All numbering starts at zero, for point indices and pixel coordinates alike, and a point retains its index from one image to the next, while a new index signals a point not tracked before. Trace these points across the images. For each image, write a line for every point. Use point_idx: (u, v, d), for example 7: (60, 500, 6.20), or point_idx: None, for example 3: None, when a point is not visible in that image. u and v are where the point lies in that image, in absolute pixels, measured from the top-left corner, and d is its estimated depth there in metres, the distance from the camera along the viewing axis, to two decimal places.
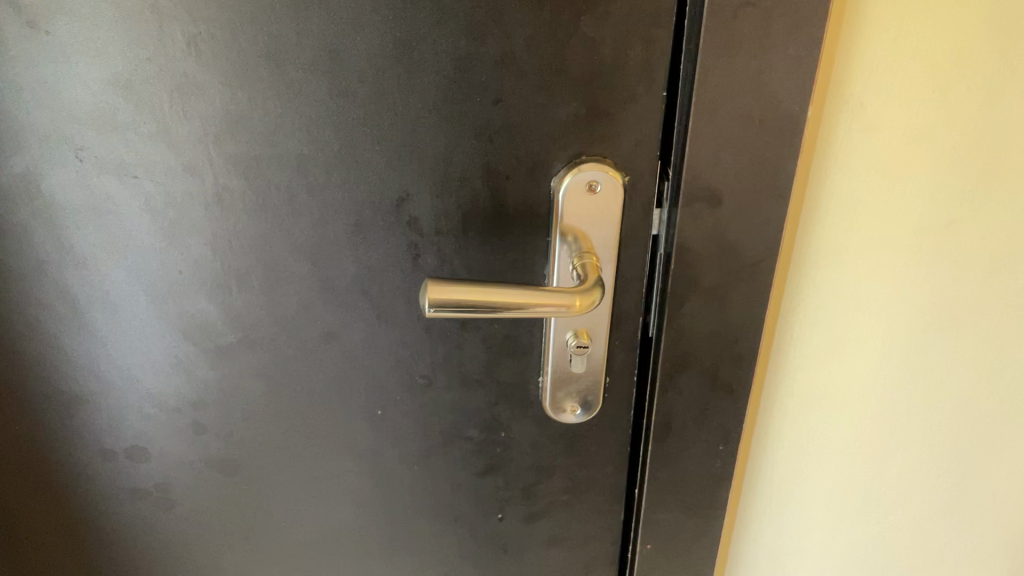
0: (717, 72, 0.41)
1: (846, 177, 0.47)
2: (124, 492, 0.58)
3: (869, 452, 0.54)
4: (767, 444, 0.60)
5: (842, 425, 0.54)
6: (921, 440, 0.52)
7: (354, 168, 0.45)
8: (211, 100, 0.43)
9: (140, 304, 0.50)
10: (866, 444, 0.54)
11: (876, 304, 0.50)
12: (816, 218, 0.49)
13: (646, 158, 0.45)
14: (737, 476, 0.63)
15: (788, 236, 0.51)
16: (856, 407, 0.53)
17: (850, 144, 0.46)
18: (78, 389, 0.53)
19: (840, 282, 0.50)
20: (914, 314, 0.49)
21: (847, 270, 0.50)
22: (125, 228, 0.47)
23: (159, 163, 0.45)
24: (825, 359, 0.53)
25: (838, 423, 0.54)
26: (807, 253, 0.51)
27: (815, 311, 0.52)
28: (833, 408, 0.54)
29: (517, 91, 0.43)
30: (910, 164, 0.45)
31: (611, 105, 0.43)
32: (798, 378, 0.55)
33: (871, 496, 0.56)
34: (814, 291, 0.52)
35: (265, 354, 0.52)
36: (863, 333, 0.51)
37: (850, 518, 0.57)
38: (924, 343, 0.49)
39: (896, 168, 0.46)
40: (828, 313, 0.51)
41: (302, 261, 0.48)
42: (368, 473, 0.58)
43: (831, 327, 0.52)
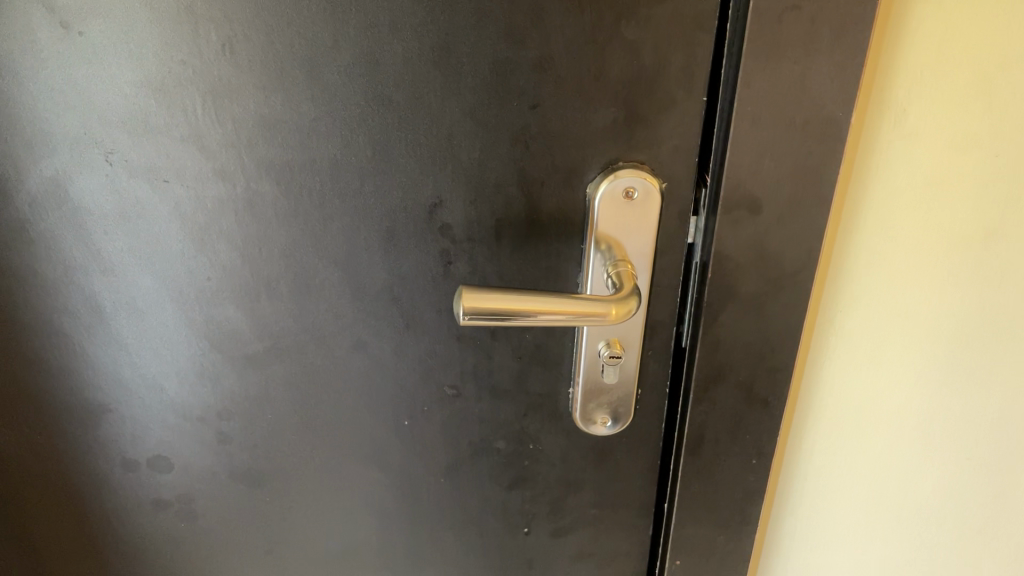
0: (759, 77, 0.41)
1: (885, 190, 0.46)
2: (145, 503, 0.57)
3: (911, 452, 0.54)
4: (796, 464, 0.58)
5: (880, 437, 0.54)
6: (963, 446, 0.52)
7: (387, 174, 0.44)
8: (244, 103, 0.42)
9: (166, 311, 0.49)
10: (909, 446, 0.54)
11: (922, 311, 0.49)
12: (854, 231, 0.48)
13: (684, 164, 0.44)
14: (764, 498, 0.61)
15: (826, 250, 0.49)
16: (900, 412, 0.52)
17: (890, 156, 0.45)
18: (101, 397, 0.52)
19: (879, 297, 0.49)
20: (950, 322, 0.49)
21: (887, 284, 0.48)
22: (154, 234, 0.46)
23: (190, 168, 0.44)
24: (863, 375, 0.52)
25: (875, 436, 0.54)
26: (841, 269, 0.49)
27: (852, 330, 0.51)
28: (870, 421, 0.53)
29: (555, 96, 0.42)
30: (951, 174, 0.45)
31: (650, 111, 0.43)
32: (835, 395, 0.53)
33: (907, 501, 0.56)
34: (852, 307, 0.50)
35: (293, 363, 0.51)
36: (907, 341, 0.50)
37: (890, 519, 0.57)
38: (969, 340, 0.49)
39: (938, 179, 0.45)
40: (866, 329, 0.50)
41: (332, 269, 0.47)
42: (393, 485, 0.57)
43: (869, 343, 0.51)
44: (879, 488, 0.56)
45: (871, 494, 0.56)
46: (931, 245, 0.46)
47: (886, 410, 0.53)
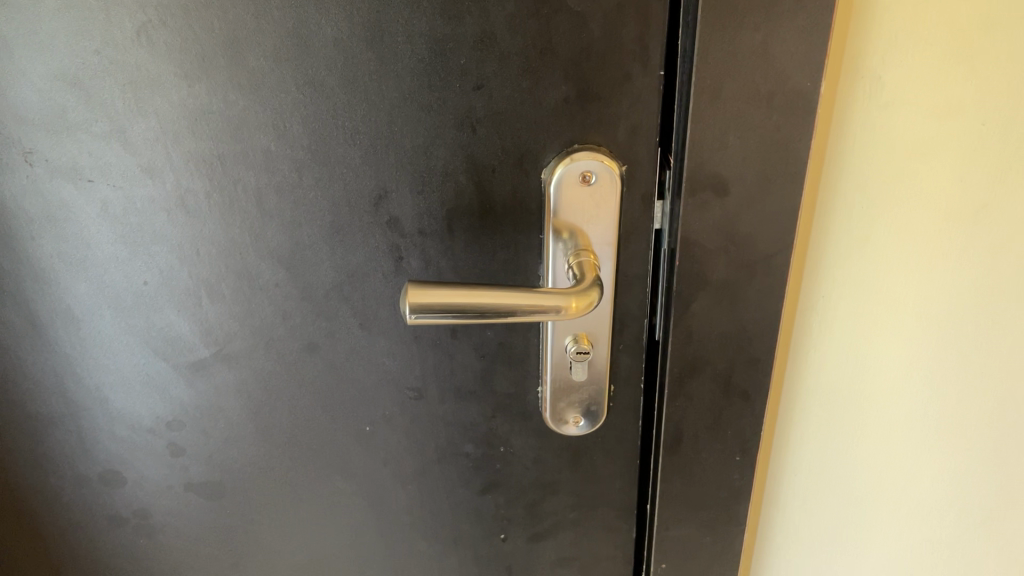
0: (719, 47, 0.37)
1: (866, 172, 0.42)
2: (101, 519, 0.55)
3: (902, 456, 0.49)
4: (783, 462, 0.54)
5: (868, 436, 0.50)
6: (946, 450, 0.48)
7: (326, 165, 0.41)
8: (167, 94, 0.39)
9: (104, 318, 0.46)
10: (901, 449, 0.49)
11: (908, 300, 0.44)
12: (834, 212, 0.44)
13: (645, 145, 0.41)
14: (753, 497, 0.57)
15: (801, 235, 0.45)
16: (885, 407, 0.48)
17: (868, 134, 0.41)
18: (46, 411, 0.50)
19: (860, 290, 0.45)
20: (943, 307, 0.44)
21: (871, 271, 0.44)
22: (83, 237, 0.43)
23: (115, 166, 0.41)
24: (848, 369, 0.48)
25: (864, 436, 0.50)
26: (817, 256, 0.46)
27: (835, 325, 0.47)
28: (855, 423, 0.50)
29: (500, 76, 0.39)
30: (933, 149, 0.41)
31: (604, 88, 0.40)
32: (819, 389, 0.50)
33: (898, 507, 0.51)
34: (832, 294, 0.46)
35: (243, 370, 0.48)
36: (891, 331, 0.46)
37: (882, 530, 0.53)
38: (954, 335, 0.45)
39: (923, 149, 0.41)
40: (849, 324, 0.47)
41: (276, 269, 0.45)
42: (359, 493, 0.54)
43: (852, 339, 0.47)
44: (872, 490, 0.51)
45: (862, 493, 0.52)
46: (915, 220, 0.42)
47: (872, 401, 0.48)
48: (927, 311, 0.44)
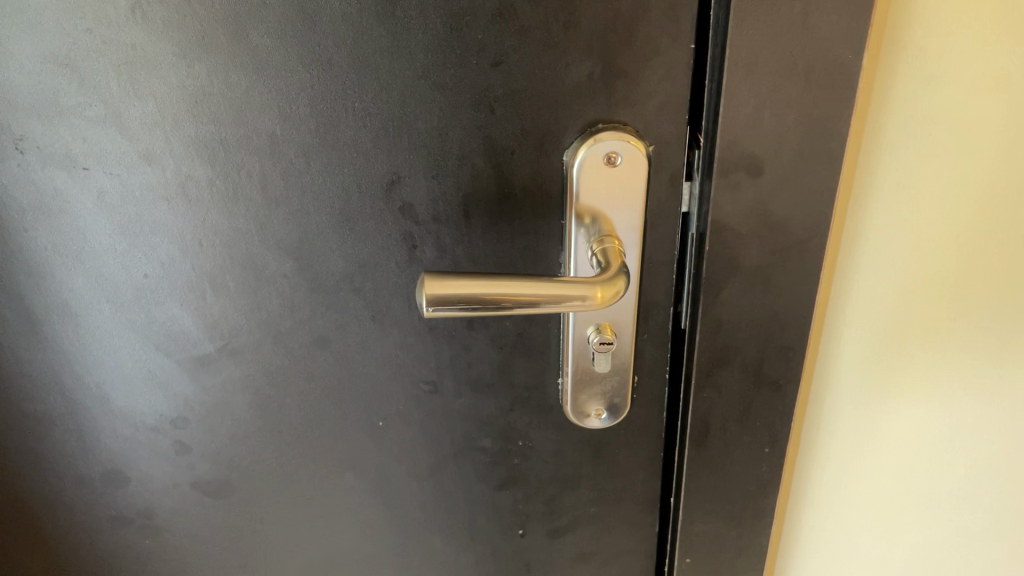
0: (755, 18, 0.35)
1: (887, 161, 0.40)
2: (104, 519, 0.53)
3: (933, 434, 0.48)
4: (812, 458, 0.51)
5: (897, 425, 0.48)
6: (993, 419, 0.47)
7: (335, 149, 0.39)
8: (165, 76, 0.37)
9: (103, 312, 0.44)
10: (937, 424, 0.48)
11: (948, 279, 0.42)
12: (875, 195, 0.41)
13: (673, 123, 0.39)
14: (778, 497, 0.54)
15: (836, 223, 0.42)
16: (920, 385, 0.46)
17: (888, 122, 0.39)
18: (44, 409, 0.48)
19: (884, 283, 0.43)
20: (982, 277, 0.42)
21: (910, 253, 0.42)
22: (79, 228, 0.41)
23: (111, 153, 0.39)
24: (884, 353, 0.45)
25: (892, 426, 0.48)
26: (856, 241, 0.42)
27: (869, 313, 0.44)
28: (883, 415, 0.48)
29: (521, 50, 0.37)
30: (977, 116, 0.38)
31: (630, 63, 0.37)
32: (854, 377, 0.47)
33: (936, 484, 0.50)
34: (866, 281, 0.43)
35: (250, 365, 0.46)
36: (936, 312, 0.43)
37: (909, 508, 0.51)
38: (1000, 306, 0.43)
39: (969, 119, 0.38)
40: (875, 318, 0.44)
41: (283, 259, 0.42)
42: (372, 490, 0.52)
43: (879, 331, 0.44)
44: (902, 476, 0.50)
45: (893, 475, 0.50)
46: (958, 195, 0.40)
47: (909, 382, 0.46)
48: (966, 284, 0.42)
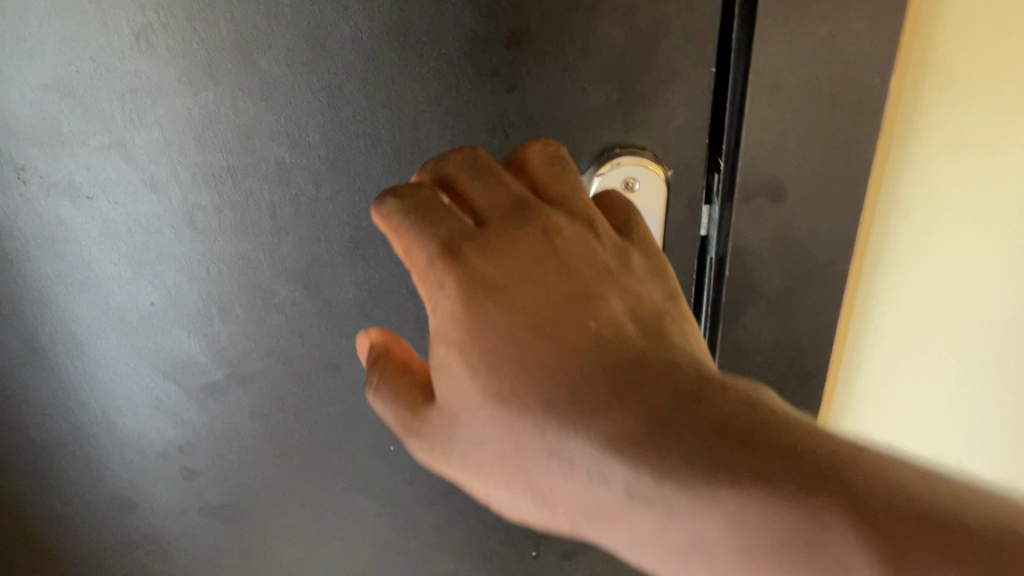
0: (779, 41, 0.34)
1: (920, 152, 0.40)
2: (111, 545, 0.52)
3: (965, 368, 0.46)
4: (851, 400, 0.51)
5: (919, 366, 0.47)
6: None
7: (346, 175, 0.38)
8: (171, 104, 0.36)
9: (108, 340, 0.43)
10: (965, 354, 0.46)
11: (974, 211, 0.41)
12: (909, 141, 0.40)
13: (693, 147, 0.38)
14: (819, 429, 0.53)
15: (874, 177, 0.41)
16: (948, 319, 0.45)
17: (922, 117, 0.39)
18: (50, 437, 0.47)
19: (915, 225, 0.42)
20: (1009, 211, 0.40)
21: (942, 185, 0.41)
22: (83, 256, 0.40)
23: (115, 181, 0.38)
24: (914, 287, 0.44)
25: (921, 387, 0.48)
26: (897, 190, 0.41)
27: (899, 248, 0.43)
28: (910, 356, 0.47)
29: (536, 75, 0.36)
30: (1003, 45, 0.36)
31: (649, 87, 0.36)
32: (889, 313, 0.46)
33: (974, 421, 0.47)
34: (905, 221, 0.42)
35: (259, 391, 0.45)
36: (964, 245, 0.42)
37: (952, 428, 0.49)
38: None
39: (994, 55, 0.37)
40: (912, 249, 0.43)
41: (293, 286, 0.41)
42: (383, 513, 0.51)
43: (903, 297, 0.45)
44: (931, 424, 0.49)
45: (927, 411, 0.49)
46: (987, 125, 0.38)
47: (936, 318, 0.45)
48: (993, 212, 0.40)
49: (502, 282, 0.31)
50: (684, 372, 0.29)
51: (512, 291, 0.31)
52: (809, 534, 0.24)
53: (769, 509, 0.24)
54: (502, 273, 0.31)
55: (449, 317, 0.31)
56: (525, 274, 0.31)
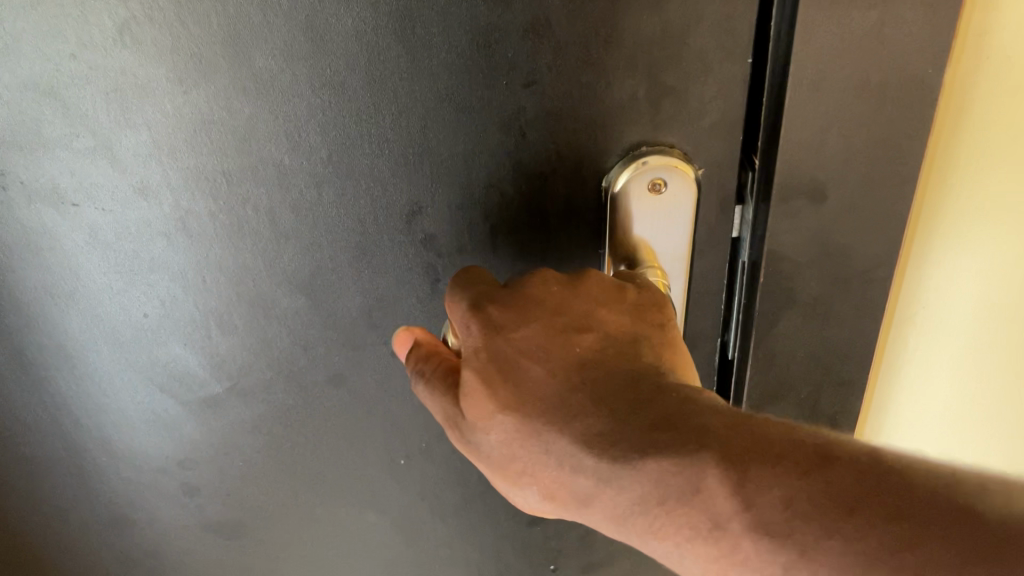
0: (823, 31, 0.31)
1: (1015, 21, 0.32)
2: (111, 561, 0.50)
3: None
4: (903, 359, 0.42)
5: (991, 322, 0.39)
6: None
7: (350, 178, 0.35)
8: (158, 104, 0.33)
9: (100, 353, 0.40)
10: None
11: None
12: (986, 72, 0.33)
13: (726, 145, 0.35)
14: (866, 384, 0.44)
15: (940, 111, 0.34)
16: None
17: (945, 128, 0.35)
18: (43, 452, 0.44)
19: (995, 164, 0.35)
20: None
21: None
22: (70, 266, 0.37)
23: (102, 187, 0.35)
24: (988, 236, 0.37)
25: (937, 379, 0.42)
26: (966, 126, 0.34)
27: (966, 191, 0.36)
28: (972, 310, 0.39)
29: (555, 69, 0.33)
30: None
31: (680, 81, 0.33)
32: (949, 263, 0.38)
33: None
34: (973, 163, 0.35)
35: (261, 404, 0.42)
36: None
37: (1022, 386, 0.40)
38: None
39: None
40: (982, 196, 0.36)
41: (295, 296, 0.39)
42: (394, 527, 0.48)
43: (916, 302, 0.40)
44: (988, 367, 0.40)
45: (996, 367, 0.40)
46: None
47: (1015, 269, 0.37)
48: None
49: (504, 326, 0.33)
50: (669, 403, 0.30)
51: (512, 331, 0.33)
52: (715, 512, 0.27)
53: (688, 493, 0.28)
54: (506, 316, 0.33)
55: (473, 357, 0.33)
56: (526, 314, 0.33)
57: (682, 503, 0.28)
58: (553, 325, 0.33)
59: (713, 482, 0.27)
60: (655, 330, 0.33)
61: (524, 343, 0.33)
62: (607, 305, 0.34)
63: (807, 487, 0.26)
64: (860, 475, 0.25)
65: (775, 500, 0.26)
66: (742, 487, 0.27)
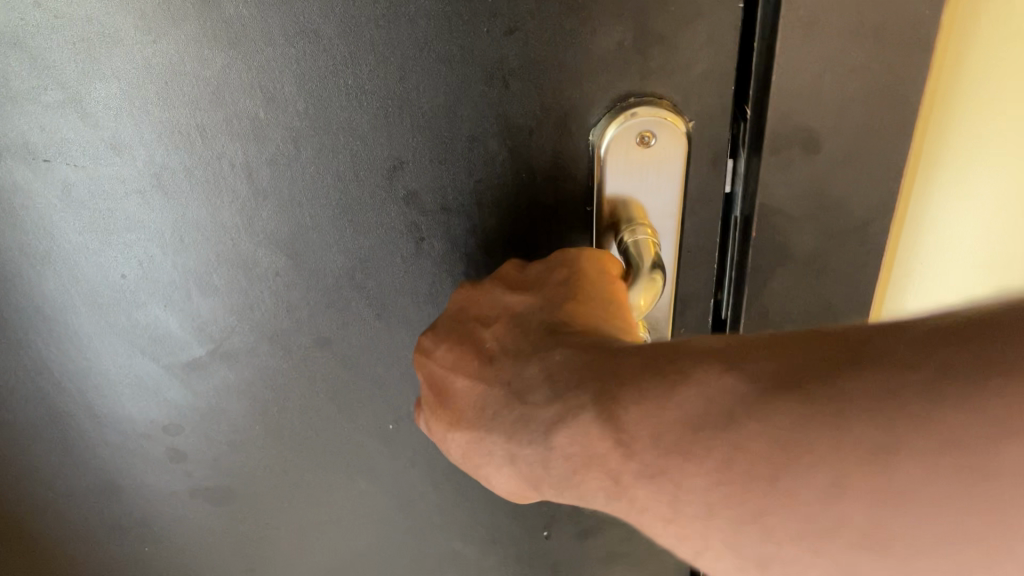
0: None
1: None
2: (101, 528, 0.49)
3: None
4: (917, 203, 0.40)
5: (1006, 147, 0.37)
6: None
7: (329, 132, 0.34)
8: (127, 54, 0.32)
9: (79, 315, 0.40)
10: None
11: None
12: None
13: (718, 96, 0.33)
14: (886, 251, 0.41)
15: None
16: None
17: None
18: (28, 418, 0.44)
19: None
20: None
21: None
22: (45, 225, 0.37)
23: (74, 142, 0.34)
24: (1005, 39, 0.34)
25: (966, 213, 0.39)
26: None
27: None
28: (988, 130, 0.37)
29: (538, 16, 0.31)
30: None
31: (669, 28, 0.32)
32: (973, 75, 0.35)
33: None
34: None
35: (245, 368, 0.42)
36: None
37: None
38: None
39: None
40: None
41: (276, 256, 0.38)
42: (385, 494, 0.48)
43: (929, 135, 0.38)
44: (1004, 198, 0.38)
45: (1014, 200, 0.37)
46: None
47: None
48: None
49: (429, 348, 0.34)
50: (551, 364, 0.29)
51: (434, 351, 0.34)
52: (613, 469, 0.27)
53: (589, 460, 0.27)
54: (430, 336, 0.34)
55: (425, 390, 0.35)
56: (442, 329, 0.34)
57: (590, 465, 0.27)
58: (464, 328, 0.33)
59: (597, 442, 0.27)
60: (556, 290, 0.32)
61: (444, 356, 0.33)
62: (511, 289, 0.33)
63: (675, 416, 0.25)
64: (710, 398, 0.24)
65: (649, 441, 0.25)
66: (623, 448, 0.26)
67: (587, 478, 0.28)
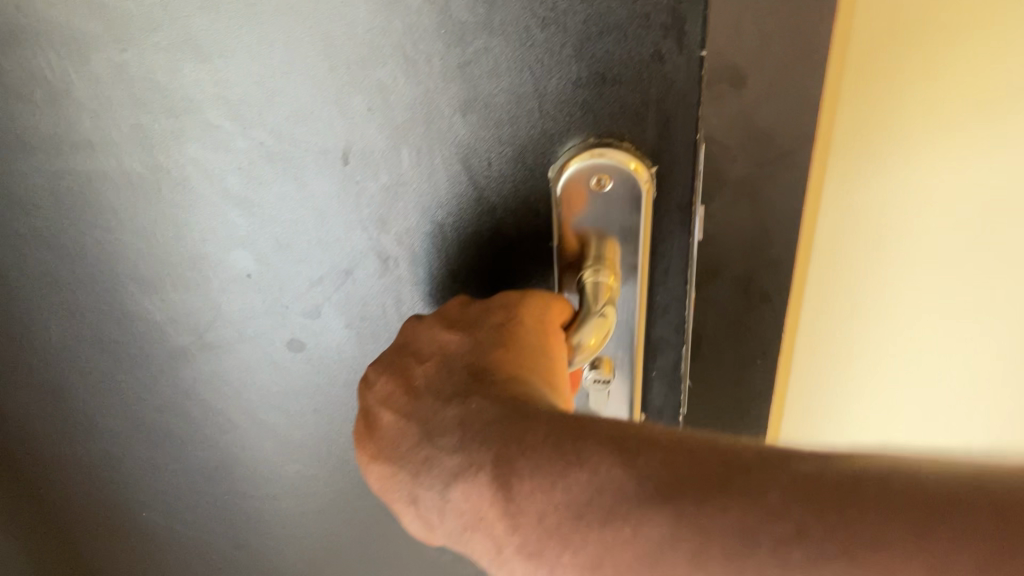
0: None
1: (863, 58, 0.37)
2: (100, 492, 0.52)
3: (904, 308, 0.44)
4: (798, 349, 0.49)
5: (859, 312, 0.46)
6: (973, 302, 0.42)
7: (293, 149, 0.35)
8: (103, 61, 0.33)
9: (72, 296, 0.42)
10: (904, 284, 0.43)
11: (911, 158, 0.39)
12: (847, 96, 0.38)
13: (680, 140, 0.32)
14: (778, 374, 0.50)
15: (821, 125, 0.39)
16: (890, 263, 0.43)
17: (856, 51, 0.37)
18: (29, 386, 0.46)
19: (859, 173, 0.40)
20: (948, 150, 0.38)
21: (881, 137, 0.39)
22: (38, 211, 0.39)
23: (60, 137, 0.36)
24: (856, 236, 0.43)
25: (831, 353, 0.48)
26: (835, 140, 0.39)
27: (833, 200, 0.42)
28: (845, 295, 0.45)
29: (492, 49, 0.31)
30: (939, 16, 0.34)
31: (626, 70, 0.30)
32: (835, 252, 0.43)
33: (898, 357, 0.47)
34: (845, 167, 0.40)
35: (225, 360, 0.43)
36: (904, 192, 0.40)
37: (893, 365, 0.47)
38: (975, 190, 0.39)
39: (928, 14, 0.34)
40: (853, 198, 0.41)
41: (249, 260, 0.39)
42: (361, 494, 0.49)
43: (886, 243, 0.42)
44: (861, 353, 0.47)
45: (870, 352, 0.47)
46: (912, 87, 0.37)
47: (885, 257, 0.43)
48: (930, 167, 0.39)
49: (371, 380, 0.35)
50: (464, 405, 0.30)
51: (374, 383, 0.34)
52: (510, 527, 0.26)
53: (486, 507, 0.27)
54: (374, 370, 0.35)
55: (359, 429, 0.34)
56: (384, 362, 0.35)
57: (476, 526, 0.27)
58: (402, 362, 0.34)
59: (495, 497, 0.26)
60: (492, 331, 0.33)
61: (380, 389, 0.34)
62: (449, 327, 0.34)
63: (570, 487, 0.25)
64: (601, 490, 0.24)
65: (546, 502, 0.25)
66: (509, 505, 0.26)
67: (472, 533, 0.28)
